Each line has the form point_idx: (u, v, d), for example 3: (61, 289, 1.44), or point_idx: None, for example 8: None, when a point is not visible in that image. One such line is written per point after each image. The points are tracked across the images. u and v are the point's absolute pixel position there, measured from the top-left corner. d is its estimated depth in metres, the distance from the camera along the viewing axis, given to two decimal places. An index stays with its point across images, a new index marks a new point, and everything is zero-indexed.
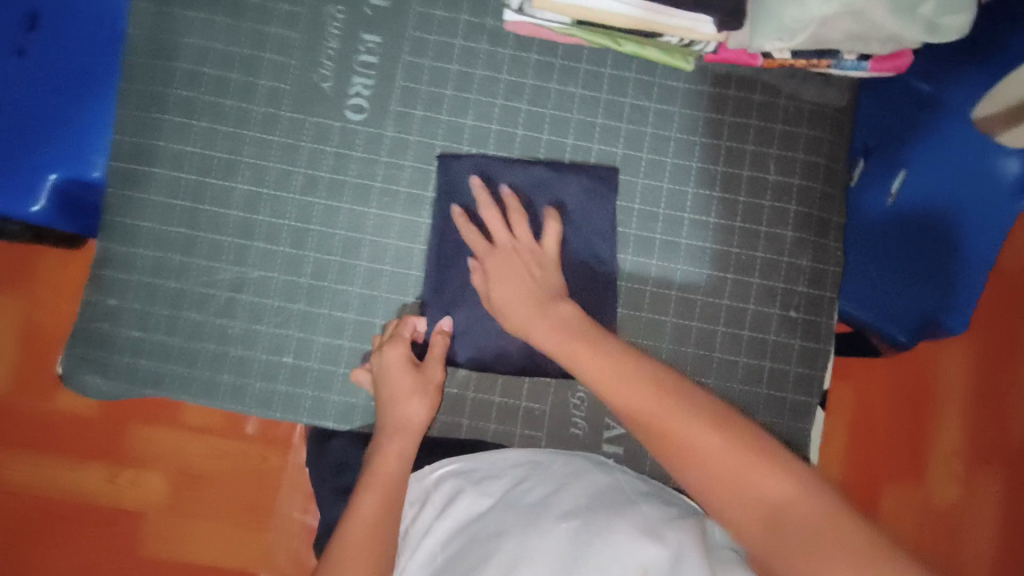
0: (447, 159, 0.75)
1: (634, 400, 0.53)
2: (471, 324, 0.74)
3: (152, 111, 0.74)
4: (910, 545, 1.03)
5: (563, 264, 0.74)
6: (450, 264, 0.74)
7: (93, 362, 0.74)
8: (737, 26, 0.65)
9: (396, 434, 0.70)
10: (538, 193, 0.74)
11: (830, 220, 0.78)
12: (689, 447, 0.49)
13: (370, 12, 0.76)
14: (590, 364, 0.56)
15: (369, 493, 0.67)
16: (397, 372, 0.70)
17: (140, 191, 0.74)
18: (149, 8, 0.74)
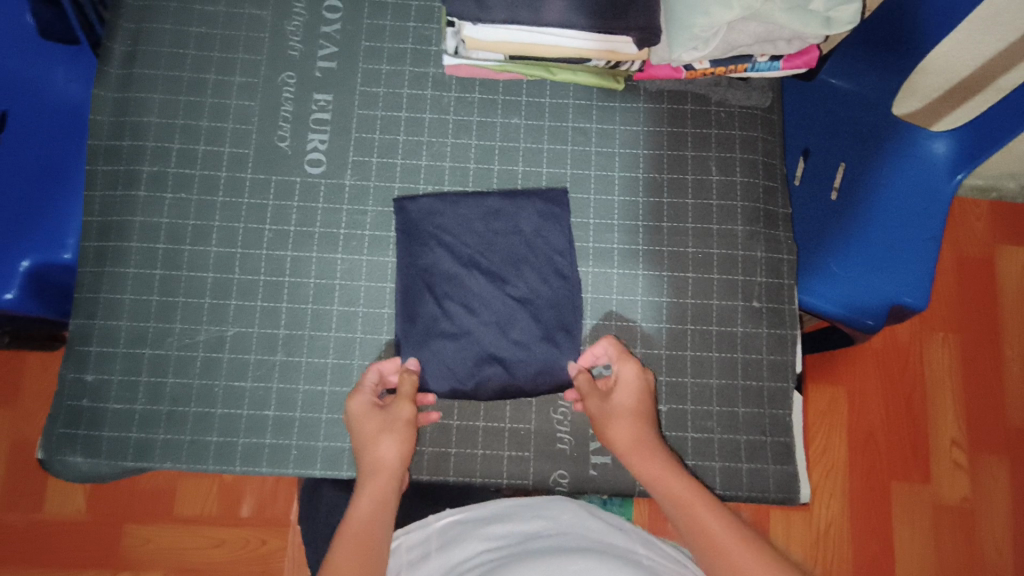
0: (405, 200, 0.78)
1: (675, 490, 0.62)
2: (446, 353, 0.75)
3: (121, 189, 0.77)
4: (906, 527, 1.24)
5: (532, 285, 0.77)
6: (421, 295, 0.76)
7: (74, 442, 0.72)
8: (655, 41, 0.71)
9: (370, 476, 0.65)
10: (497, 222, 0.78)
11: (777, 212, 0.81)
12: (718, 540, 0.57)
13: (320, 75, 0.81)
14: (647, 465, 0.64)
15: (347, 539, 0.60)
16: (364, 418, 0.69)
17: (115, 265, 0.76)
18: (111, 94, 0.79)
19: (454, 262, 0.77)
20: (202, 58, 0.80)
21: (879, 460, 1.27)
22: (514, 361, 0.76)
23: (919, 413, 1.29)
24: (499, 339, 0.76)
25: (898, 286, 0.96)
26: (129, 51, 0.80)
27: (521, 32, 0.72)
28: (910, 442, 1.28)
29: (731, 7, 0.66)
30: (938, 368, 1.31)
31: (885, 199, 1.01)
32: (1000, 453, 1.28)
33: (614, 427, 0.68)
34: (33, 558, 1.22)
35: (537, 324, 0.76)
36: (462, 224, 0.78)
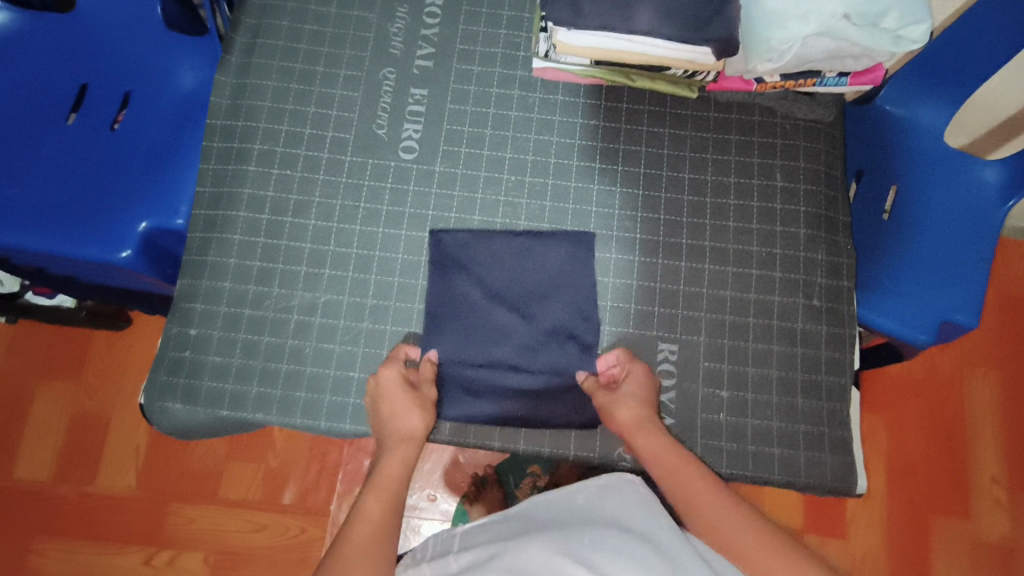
0: (439, 232, 0.83)
1: (672, 466, 0.70)
2: (483, 372, 0.81)
3: (232, 165, 0.85)
4: (947, 565, 1.24)
5: (555, 314, 0.82)
6: (451, 323, 0.81)
7: (174, 390, 0.79)
8: (734, 52, 0.77)
9: (397, 443, 0.73)
10: (525, 258, 0.83)
11: (837, 219, 0.86)
12: (717, 515, 0.66)
13: (417, 72, 0.88)
14: (644, 443, 0.72)
15: (376, 495, 0.69)
16: (395, 389, 0.76)
17: (223, 231, 0.83)
18: (230, 79, 0.87)
19: (482, 296, 0.82)
20: (312, 51, 0.88)
21: (920, 495, 1.27)
22: (577, 347, 0.81)
23: (960, 446, 1.30)
24: (521, 358, 0.81)
25: (949, 305, 1.00)
26: (249, 43, 0.89)
27: (610, 39, 0.79)
28: (951, 475, 1.28)
29: (808, 22, 0.72)
30: (980, 403, 1.32)
31: (937, 224, 1.05)
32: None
33: (620, 412, 0.74)
34: (87, 527, 1.26)
35: (582, 327, 0.82)
36: (489, 261, 0.83)
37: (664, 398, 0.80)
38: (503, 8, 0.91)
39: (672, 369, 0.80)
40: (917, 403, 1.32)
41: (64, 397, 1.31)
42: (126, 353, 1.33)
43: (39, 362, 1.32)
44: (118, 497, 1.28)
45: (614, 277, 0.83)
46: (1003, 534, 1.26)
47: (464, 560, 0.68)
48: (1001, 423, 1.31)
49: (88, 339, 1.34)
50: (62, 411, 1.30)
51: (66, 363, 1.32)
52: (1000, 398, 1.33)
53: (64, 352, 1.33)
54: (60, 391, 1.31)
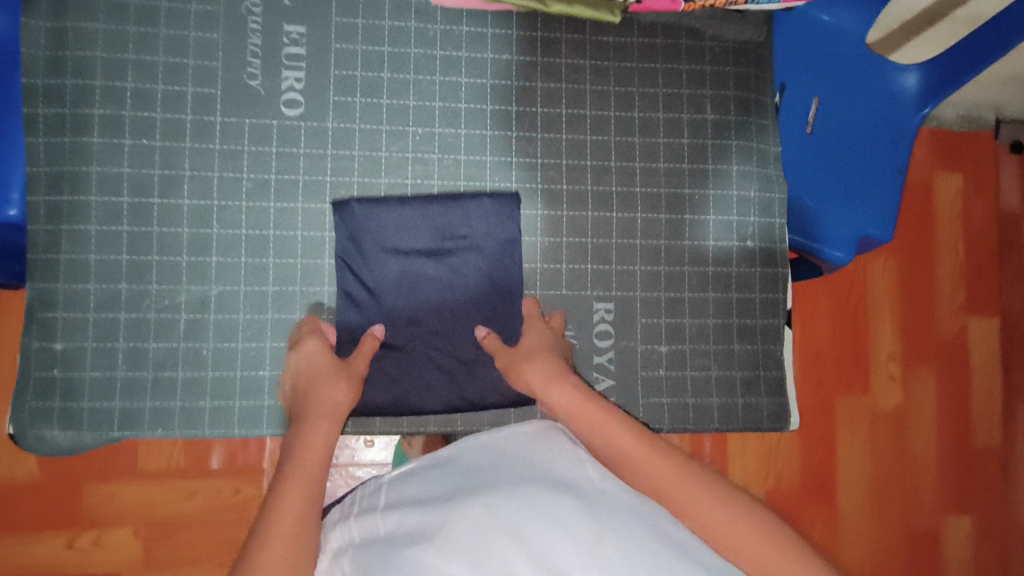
0: (346, 203, 0.72)
1: (663, 486, 0.58)
2: (408, 354, 0.74)
3: (70, 138, 0.69)
4: (851, 439, 1.30)
5: (478, 284, 0.76)
6: (366, 306, 0.73)
7: (50, 417, 0.68)
8: None
9: (318, 418, 0.65)
10: (443, 226, 0.75)
11: (769, 150, 0.81)
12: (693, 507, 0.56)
13: (288, 3, 0.73)
14: (557, 396, 0.66)
15: (289, 484, 0.59)
16: (316, 361, 0.68)
17: (75, 222, 0.68)
18: (44, 22, 0.68)
19: (404, 280, 0.74)
20: None
21: (827, 378, 1.30)
22: (507, 321, 0.75)
23: (864, 328, 1.31)
24: (455, 332, 0.75)
25: (869, 220, 1.00)
26: None
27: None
28: (855, 357, 1.31)
29: None
30: (882, 284, 1.33)
31: (859, 137, 1.03)
32: (926, 362, 1.33)
33: (524, 367, 0.69)
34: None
35: (508, 292, 0.76)
36: (390, 254, 0.74)
37: (603, 358, 0.77)
38: None
39: (608, 329, 0.77)
40: (825, 292, 1.31)
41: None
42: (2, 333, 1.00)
43: None
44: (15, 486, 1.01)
45: (542, 236, 0.77)
46: (899, 403, 1.32)
47: (384, 529, 0.58)
48: (902, 300, 1.33)
49: None
50: None
51: None
52: (901, 277, 1.34)
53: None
54: None
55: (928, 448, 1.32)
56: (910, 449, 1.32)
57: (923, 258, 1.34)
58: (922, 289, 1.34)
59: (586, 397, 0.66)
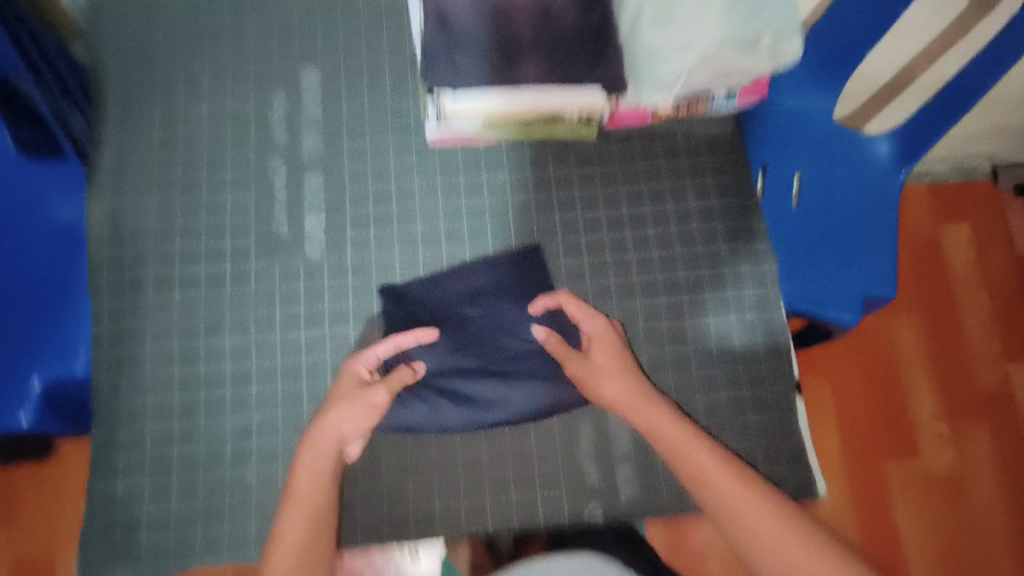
0: (386, 288, 0.81)
1: (736, 506, 0.63)
2: (437, 457, 0.77)
3: (128, 297, 0.79)
4: (910, 507, 1.25)
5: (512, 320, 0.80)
6: (394, 415, 0.77)
7: (112, 555, 0.73)
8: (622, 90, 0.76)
9: (309, 463, 0.68)
10: (477, 283, 0.82)
11: (754, 227, 0.87)
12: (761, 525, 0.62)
13: (307, 159, 0.84)
14: (636, 411, 0.72)
15: (312, 448, 0.69)
16: (349, 387, 0.73)
17: (133, 371, 0.77)
18: (105, 204, 0.81)
19: (428, 389, 0.78)
20: (192, 158, 0.83)
21: (869, 443, 1.28)
22: (526, 425, 0.79)
23: (898, 389, 1.30)
24: (479, 434, 0.79)
25: (872, 280, 1.04)
26: (117, 161, 0.82)
27: (500, 97, 0.77)
28: (895, 419, 1.29)
29: (689, 53, 0.72)
30: (909, 343, 1.33)
31: (846, 202, 1.08)
32: (973, 420, 1.30)
33: (603, 383, 0.74)
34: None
35: (528, 390, 0.78)
36: (441, 359, 0.79)
37: (624, 445, 0.79)
38: (383, 74, 0.88)
39: None
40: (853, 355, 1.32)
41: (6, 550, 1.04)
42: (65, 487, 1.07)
43: None
44: None
45: (551, 333, 0.82)
46: (952, 465, 1.27)
47: None
48: (933, 358, 1.32)
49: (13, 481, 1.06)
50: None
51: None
52: (927, 334, 1.34)
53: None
54: None
55: (995, 511, 1.25)
56: (977, 514, 1.25)
57: (944, 313, 1.35)
58: (950, 345, 1.33)
59: (664, 408, 0.71)
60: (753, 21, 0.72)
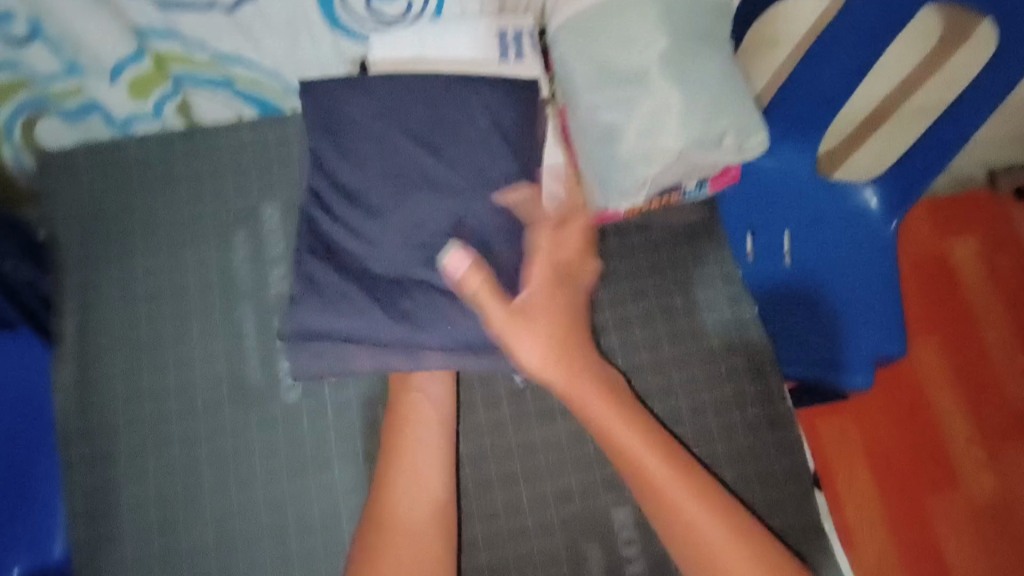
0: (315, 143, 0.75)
1: (708, 548, 0.65)
2: None
3: (103, 470, 0.76)
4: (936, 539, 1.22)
5: (407, 166, 0.74)
6: None
7: None
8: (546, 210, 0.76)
9: (412, 483, 0.70)
10: (387, 144, 0.75)
11: (746, 317, 0.83)
12: (708, 551, 0.65)
13: (275, 299, 0.82)
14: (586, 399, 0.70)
15: (402, 466, 0.71)
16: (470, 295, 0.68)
17: (117, 548, 0.74)
18: (72, 376, 0.79)
19: None
20: (155, 312, 0.81)
21: (902, 473, 1.25)
22: (536, 557, 0.75)
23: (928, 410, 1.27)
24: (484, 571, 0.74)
25: (874, 337, 1.01)
26: (82, 329, 0.80)
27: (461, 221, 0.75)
28: (925, 446, 1.25)
29: (652, 161, 0.71)
30: (933, 362, 1.29)
31: (835, 258, 1.05)
32: (980, 554, 1.21)
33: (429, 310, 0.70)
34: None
35: (533, 522, 0.75)
36: (364, 146, 0.75)
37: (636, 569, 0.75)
38: None
39: (635, 534, 0.76)
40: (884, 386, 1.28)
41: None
42: None
43: None
44: None
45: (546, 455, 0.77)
46: (992, 489, 1.23)
47: None
48: (957, 376, 1.28)
49: None
50: None
51: None
52: (955, 356, 1.28)
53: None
54: None
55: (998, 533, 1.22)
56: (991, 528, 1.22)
57: (969, 327, 1.30)
58: (984, 365, 1.28)
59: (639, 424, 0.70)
60: (713, 120, 0.70)
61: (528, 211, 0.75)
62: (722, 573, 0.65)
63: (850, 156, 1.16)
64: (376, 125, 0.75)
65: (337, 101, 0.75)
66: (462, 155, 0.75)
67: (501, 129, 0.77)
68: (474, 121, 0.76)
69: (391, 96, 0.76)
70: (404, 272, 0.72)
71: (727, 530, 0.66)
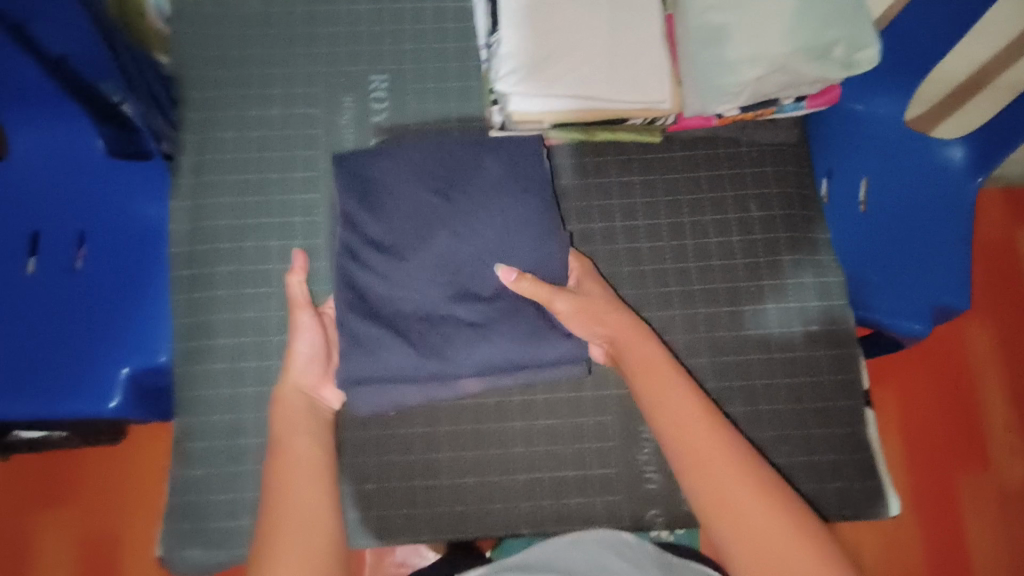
0: (343, 157, 0.77)
1: (730, 505, 0.55)
2: (502, 455, 0.79)
3: (203, 292, 0.82)
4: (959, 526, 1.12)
5: (421, 204, 0.74)
6: (456, 415, 0.80)
7: (192, 536, 0.77)
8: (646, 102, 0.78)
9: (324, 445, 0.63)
10: (420, 186, 0.75)
11: (819, 238, 0.84)
12: (730, 507, 0.55)
13: None
14: (635, 360, 0.65)
15: (303, 477, 0.61)
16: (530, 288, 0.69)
17: (212, 363, 0.80)
18: (184, 202, 0.84)
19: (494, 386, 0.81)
20: (264, 158, 0.86)
21: (936, 454, 1.15)
22: (591, 430, 0.80)
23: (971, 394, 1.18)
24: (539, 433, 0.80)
25: (948, 288, 0.95)
26: (198, 161, 0.85)
27: (562, 103, 0.78)
28: (964, 427, 1.16)
29: (757, 63, 0.73)
30: (982, 346, 1.20)
31: (911, 207, 1.00)
32: (1001, 533, 1.12)
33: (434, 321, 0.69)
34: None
35: (591, 396, 0.81)
36: (396, 175, 0.75)
37: None
38: (449, 79, 0.90)
39: None
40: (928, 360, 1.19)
41: (64, 527, 1.11)
42: (152, 461, 1.15)
43: (40, 488, 1.13)
44: None
45: None
46: None
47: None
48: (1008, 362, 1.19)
49: (86, 458, 1.14)
50: (67, 539, 1.11)
51: (53, 489, 1.13)
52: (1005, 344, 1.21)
53: (19, 486, 1.13)
54: (60, 518, 1.12)
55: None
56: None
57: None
58: None
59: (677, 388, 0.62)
60: (822, 30, 0.72)
61: (626, 83, 0.77)
62: (745, 534, 0.53)
63: (934, 126, 1.15)
64: (415, 160, 0.77)
65: (364, 167, 0.76)
66: (476, 199, 0.74)
67: (517, 175, 0.76)
68: (489, 168, 0.76)
69: (428, 147, 0.77)
70: (437, 312, 0.71)
71: (778, 514, 0.54)
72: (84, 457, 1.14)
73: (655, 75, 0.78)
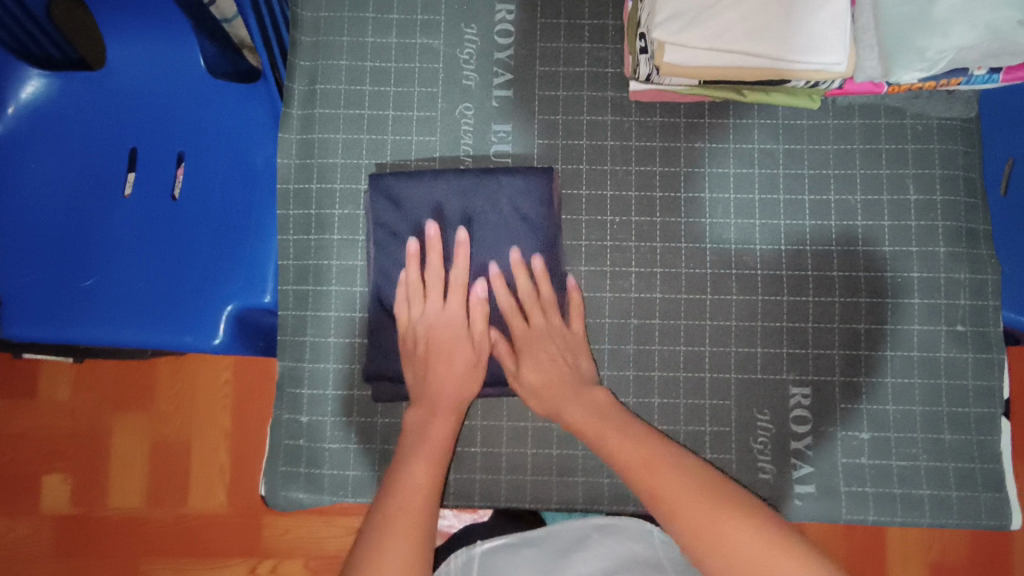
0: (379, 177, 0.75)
1: (689, 512, 0.59)
2: None
3: (313, 236, 0.79)
4: None
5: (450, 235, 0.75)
6: None
7: (297, 480, 0.78)
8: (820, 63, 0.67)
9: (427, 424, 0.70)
10: (447, 215, 0.75)
11: (978, 229, 0.77)
12: (697, 521, 0.58)
13: (496, 105, 0.80)
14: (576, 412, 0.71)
15: (420, 465, 0.67)
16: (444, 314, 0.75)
17: (322, 310, 0.79)
18: (293, 136, 0.79)
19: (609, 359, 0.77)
20: (379, 93, 0.80)
21: None
22: (707, 414, 0.76)
23: None
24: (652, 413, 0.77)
25: None
26: (308, 92, 0.80)
27: (721, 57, 0.67)
28: None
29: (972, 27, 0.64)
30: None
31: None
32: None
33: (443, 365, 0.73)
34: (103, 559, 1.06)
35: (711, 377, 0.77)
36: (427, 199, 0.75)
37: (800, 445, 0.76)
38: (582, 17, 0.81)
39: (806, 414, 0.76)
40: None
41: (136, 431, 1.07)
42: (215, 373, 1.08)
43: (106, 392, 1.09)
44: (192, 512, 1.07)
45: (736, 321, 0.77)
46: None
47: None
48: None
49: (148, 370, 1.08)
50: (138, 445, 1.07)
51: (116, 397, 1.08)
52: None
53: (88, 390, 1.09)
54: (124, 426, 1.08)
55: None
56: None
57: None
58: None
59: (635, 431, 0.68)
60: None
61: (801, 41, 0.66)
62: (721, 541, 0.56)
63: None
64: (451, 186, 0.75)
65: (395, 191, 0.75)
66: (488, 243, 0.75)
67: (531, 202, 0.75)
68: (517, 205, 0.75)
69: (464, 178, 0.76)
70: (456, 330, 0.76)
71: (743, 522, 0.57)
72: (146, 369, 1.09)
73: (838, 25, 0.67)
